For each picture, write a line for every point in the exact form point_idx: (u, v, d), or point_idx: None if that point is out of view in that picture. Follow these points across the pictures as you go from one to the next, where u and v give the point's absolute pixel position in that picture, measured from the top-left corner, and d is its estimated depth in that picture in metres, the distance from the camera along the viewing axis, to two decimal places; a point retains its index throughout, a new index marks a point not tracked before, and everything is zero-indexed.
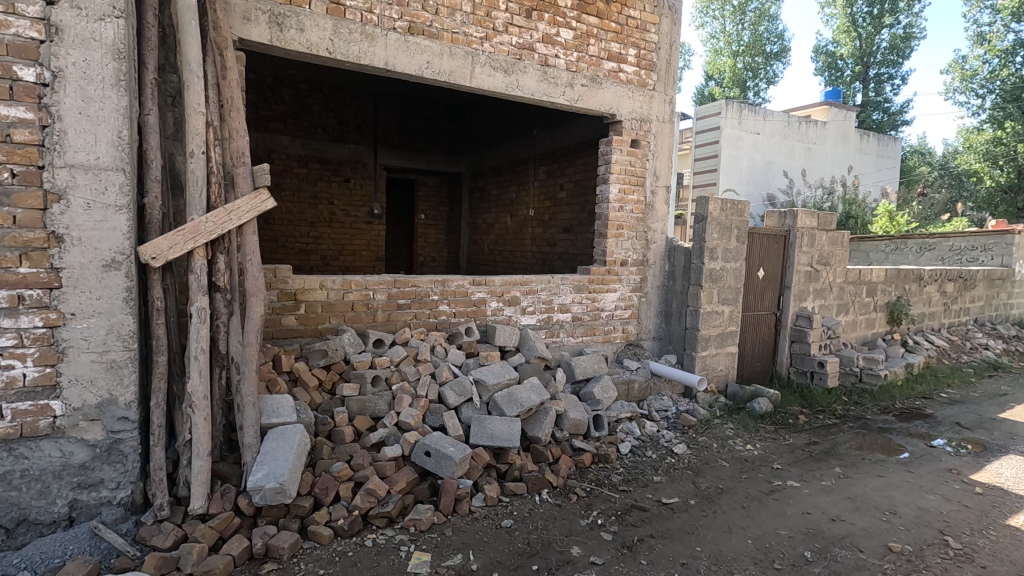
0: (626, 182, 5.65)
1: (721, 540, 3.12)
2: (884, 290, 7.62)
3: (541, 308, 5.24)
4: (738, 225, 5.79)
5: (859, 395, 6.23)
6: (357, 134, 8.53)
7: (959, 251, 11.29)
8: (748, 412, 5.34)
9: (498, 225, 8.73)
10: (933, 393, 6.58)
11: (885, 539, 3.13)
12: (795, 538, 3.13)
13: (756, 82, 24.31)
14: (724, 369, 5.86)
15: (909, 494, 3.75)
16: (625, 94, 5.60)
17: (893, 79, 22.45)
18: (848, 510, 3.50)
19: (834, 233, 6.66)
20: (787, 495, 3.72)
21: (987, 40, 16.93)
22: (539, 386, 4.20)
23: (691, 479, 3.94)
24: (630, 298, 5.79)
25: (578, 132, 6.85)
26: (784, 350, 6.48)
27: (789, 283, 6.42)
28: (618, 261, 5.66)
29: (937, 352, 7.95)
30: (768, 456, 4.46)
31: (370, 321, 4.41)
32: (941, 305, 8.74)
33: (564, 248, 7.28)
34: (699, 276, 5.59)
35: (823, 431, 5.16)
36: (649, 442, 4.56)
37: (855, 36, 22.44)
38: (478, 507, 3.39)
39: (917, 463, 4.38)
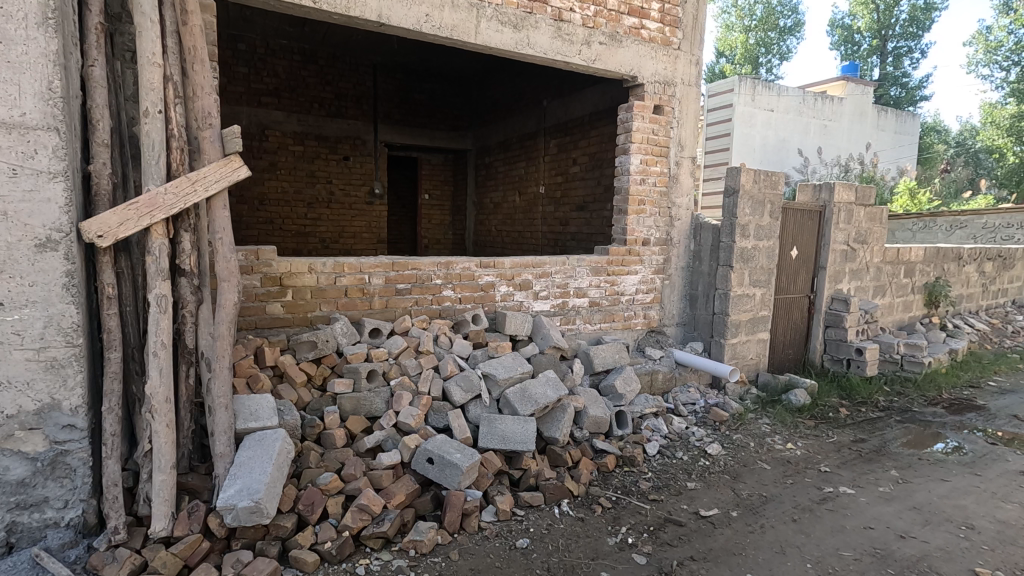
0: (648, 152, 5.11)
1: (774, 563, 2.65)
2: (922, 270, 7.05)
3: (555, 293, 4.75)
4: (771, 199, 5.24)
5: (901, 384, 5.72)
6: (356, 108, 7.98)
7: (992, 229, 10.62)
8: (784, 405, 4.85)
9: (506, 204, 8.20)
10: (980, 380, 6.06)
11: (968, 563, 2.66)
12: (862, 562, 2.66)
13: (770, 57, 23.38)
14: (755, 357, 5.37)
15: (982, 504, 3.26)
16: (647, 54, 5.03)
17: (913, 53, 21.49)
18: (916, 524, 3.02)
19: (872, 208, 6.09)
20: (842, 505, 3.24)
21: (1014, 10, 16.01)
22: (555, 379, 3.74)
23: (730, 485, 3.48)
24: (653, 280, 5.29)
25: (593, 101, 6.30)
26: (818, 336, 5.97)
27: (824, 263, 5.87)
28: (639, 240, 5.15)
29: (977, 336, 7.39)
30: (813, 456, 3.98)
31: (366, 309, 3.94)
32: (979, 286, 8.14)
33: (577, 228, 6.78)
34: (729, 255, 5.07)
35: (869, 426, 4.67)
36: (678, 441, 4.09)
37: (873, 8, 21.48)
38: (489, 523, 2.96)
39: (981, 464, 3.89)
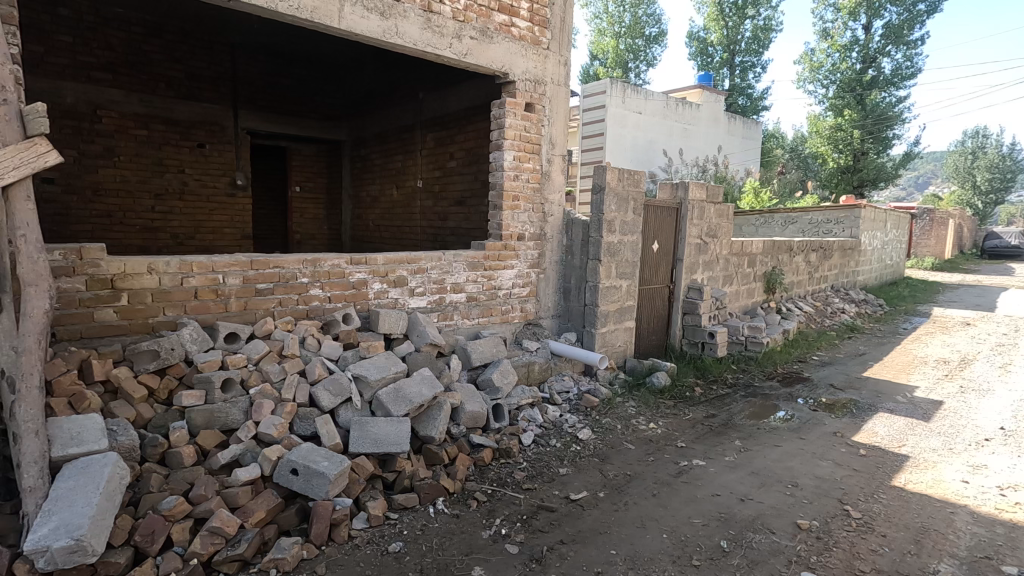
0: (521, 148, 5.22)
1: (636, 538, 2.84)
2: (762, 260, 7.96)
3: (431, 288, 4.67)
4: (635, 196, 5.60)
5: (746, 362, 6.42)
6: (213, 91, 7.24)
7: (816, 224, 12.29)
8: (648, 388, 5.24)
9: (384, 197, 7.95)
10: (806, 356, 7.01)
11: (793, 517, 3.04)
12: (709, 526, 2.95)
13: (638, 64, 25.04)
14: (623, 345, 5.72)
15: (805, 463, 3.76)
16: (518, 52, 5.13)
17: (755, 67, 24.18)
18: (754, 487, 3.41)
19: (721, 205, 6.74)
20: (695, 476, 3.56)
21: (831, 36, 18.68)
22: (430, 377, 3.69)
23: (598, 468, 3.68)
24: (529, 274, 5.42)
25: (469, 95, 6.29)
26: (677, 322, 6.52)
27: (681, 255, 6.41)
28: (514, 235, 5.25)
29: (805, 317, 8.51)
30: (671, 433, 4.34)
31: (221, 312, 3.59)
32: (806, 274, 9.39)
33: (456, 223, 6.76)
34: (597, 249, 5.35)
35: (719, 402, 5.20)
36: (552, 430, 4.25)
37: (723, 25, 23.80)
38: (360, 531, 2.86)
39: (805, 429, 4.49)
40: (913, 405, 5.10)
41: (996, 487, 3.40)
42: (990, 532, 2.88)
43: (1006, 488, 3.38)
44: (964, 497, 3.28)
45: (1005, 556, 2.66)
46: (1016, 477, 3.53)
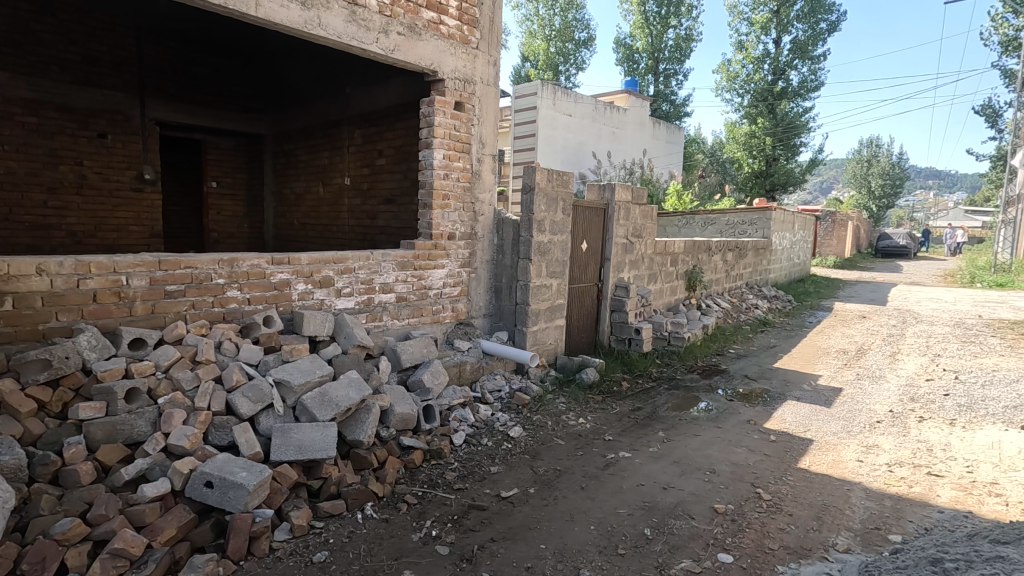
0: (451, 147, 5.18)
1: (564, 531, 2.91)
2: (684, 259, 8.36)
3: (359, 289, 4.55)
4: (563, 197, 5.71)
5: (669, 356, 6.72)
6: (115, 76, 6.66)
7: (733, 225, 13.05)
8: (577, 384, 5.36)
9: (309, 195, 7.66)
10: (724, 349, 7.44)
11: (711, 501, 3.21)
12: (634, 516, 3.06)
13: (568, 67, 25.55)
14: (553, 343, 5.83)
15: (722, 451, 3.98)
16: (447, 50, 5.09)
17: (677, 75, 25.33)
18: (675, 475, 3.57)
19: (645, 206, 7.01)
20: (622, 468, 3.69)
21: (745, 48, 19.89)
22: (358, 380, 3.59)
23: (529, 464, 3.72)
24: (459, 273, 5.40)
25: (398, 92, 6.17)
26: (605, 319, 6.72)
27: (608, 254, 6.61)
28: (444, 234, 5.21)
29: (723, 312, 9.02)
30: (599, 427, 4.47)
31: (125, 316, 3.32)
32: (724, 272, 9.95)
33: (385, 222, 6.62)
34: (527, 248, 5.41)
35: (644, 395, 5.42)
36: (484, 429, 4.27)
37: (648, 33, 24.75)
38: (282, 542, 2.75)
39: (722, 418, 4.76)
40: (816, 392, 5.53)
41: (885, 464, 3.75)
42: (880, 505, 3.18)
43: (893, 465, 3.74)
44: (858, 474, 3.60)
45: (893, 526, 2.94)
46: (902, 454, 3.92)
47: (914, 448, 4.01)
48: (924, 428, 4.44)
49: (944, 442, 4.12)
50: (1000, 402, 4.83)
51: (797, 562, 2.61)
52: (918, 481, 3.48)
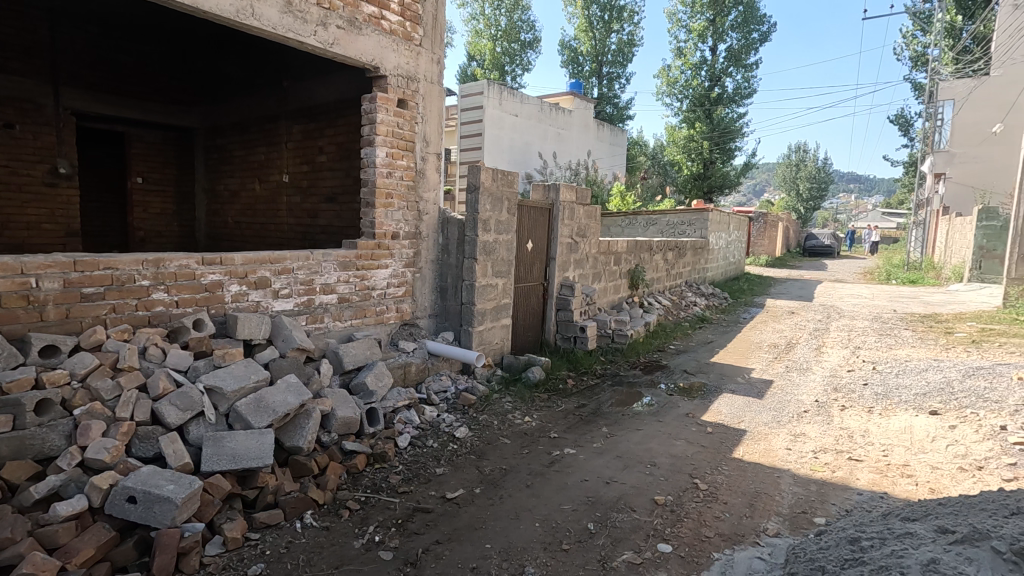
0: (394, 145, 5.09)
1: (510, 530, 2.91)
2: (627, 258, 8.57)
3: (298, 290, 4.39)
4: (508, 196, 5.73)
5: (613, 353, 6.87)
6: (23, 62, 6.04)
7: (673, 226, 13.50)
8: (523, 382, 5.39)
9: (245, 192, 7.33)
10: (665, 345, 7.68)
11: (651, 494, 3.31)
12: (578, 511, 3.11)
13: (513, 67, 25.68)
14: (500, 342, 5.84)
15: (662, 444, 4.11)
16: (389, 46, 5.00)
17: (620, 78, 25.95)
18: (618, 470, 3.66)
19: (589, 206, 7.13)
20: (566, 464, 3.74)
21: (684, 55, 20.61)
22: (297, 384, 3.47)
23: (474, 464, 3.71)
24: (404, 273, 5.31)
25: (339, 87, 6.00)
26: (551, 318, 6.80)
27: (554, 254, 6.69)
28: (388, 234, 5.11)
29: (664, 310, 9.32)
30: (545, 425, 4.52)
31: (35, 322, 3.07)
32: (664, 271, 10.28)
33: (326, 220, 6.43)
34: (473, 248, 5.39)
35: (589, 392, 5.52)
36: (429, 430, 4.22)
37: (592, 36, 25.22)
38: (214, 557, 2.62)
39: (662, 412, 4.92)
40: (750, 385, 5.80)
41: (811, 451, 3.98)
42: (806, 490, 3.37)
43: (818, 451, 3.97)
44: (787, 462, 3.80)
45: (817, 509, 3.13)
46: (826, 441, 4.17)
47: (837, 435, 4.28)
48: (845, 416, 4.75)
49: (863, 428, 4.42)
50: (912, 389, 5.23)
51: (731, 548, 2.73)
52: (840, 466, 3.72)
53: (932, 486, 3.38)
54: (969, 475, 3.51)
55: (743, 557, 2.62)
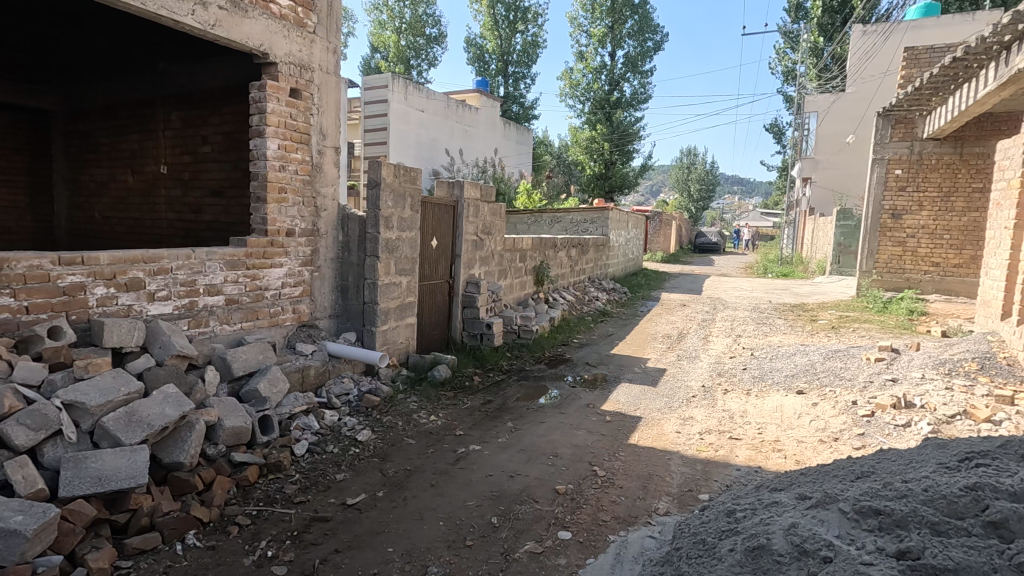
0: (286, 137, 4.82)
1: (413, 531, 2.87)
2: (532, 255, 8.74)
3: (179, 291, 4.02)
4: (411, 193, 5.63)
5: (519, 349, 6.99)
6: None
7: (576, 224, 13.97)
8: (429, 381, 5.34)
9: (115, 184, 6.60)
10: (569, 339, 7.94)
11: (553, 484, 3.41)
12: (482, 506, 3.13)
13: (419, 62, 25.27)
14: (405, 341, 5.74)
15: (564, 435, 4.25)
16: (278, 32, 4.72)
17: (526, 79, 26.39)
18: (522, 462, 3.73)
19: (493, 204, 7.19)
20: (471, 461, 3.75)
21: (585, 59, 21.36)
22: (177, 395, 3.19)
23: (377, 468, 3.62)
24: (301, 272, 5.05)
25: (223, 73, 5.55)
26: (457, 315, 6.78)
27: (459, 251, 6.68)
28: (282, 230, 4.83)
29: (568, 305, 9.63)
30: (451, 423, 4.50)
31: None
32: (568, 267, 10.61)
33: (212, 216, 5.95)
34: (375, 246, 5.24)
35: (495, 388, 5.58)
36: (330, 435, 4.06)
37: (497, 35, 25.41)
38: None
39: (565, 404, 5.08)
40: (645, 374, 6.15)
41: (698, 433, 4.30)
42: (693, 470, 3.64)
43: (704, 433, 4.30)
44: (677, 444, 4.08)
45: (702, 486, 3.38)
46: (711, 422, 4.52)
47: (720, 417, 4.66)
48: (728, 399, 5.18)
49: (742, 409, 4.85)
50: (783, 372, 5.81)
51: (626, 529, 2.89)
52: (722, 445, 4.05)
53: (797, 457, 3.78)
54: (827, 446, 3.97)
55: (636, 537, 2.77)
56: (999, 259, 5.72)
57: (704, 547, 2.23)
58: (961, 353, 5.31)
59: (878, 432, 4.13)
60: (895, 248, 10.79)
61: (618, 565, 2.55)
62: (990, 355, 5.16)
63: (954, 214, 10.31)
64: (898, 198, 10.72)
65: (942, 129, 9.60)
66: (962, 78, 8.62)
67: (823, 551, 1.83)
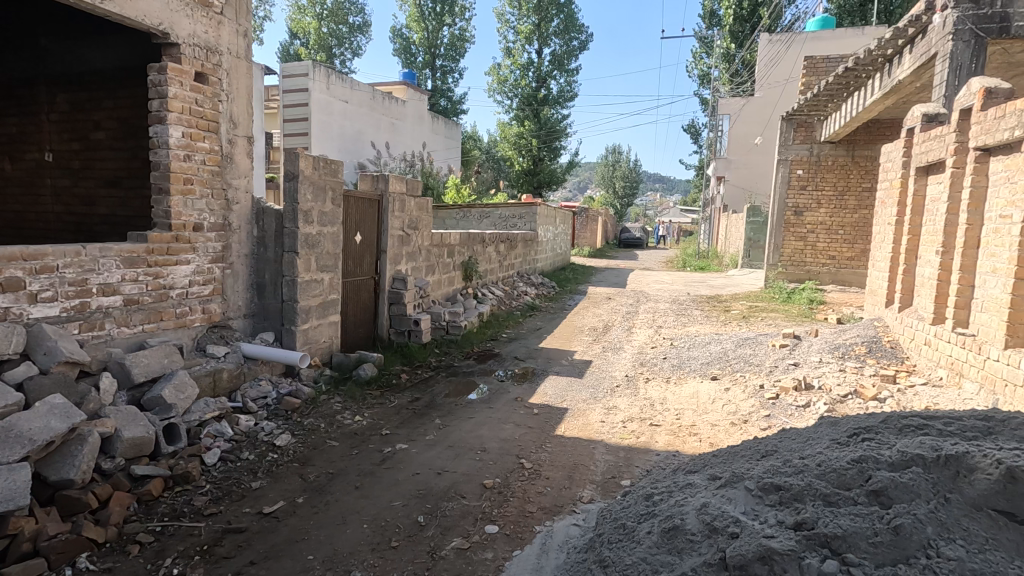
0: (192, 124, 4.49)
1: (335, 536, 2.78)
2: (460, 251, 8.68)
3: (67, 292, 3.65)
4: (332, 186, 5.42)
5: (448, 345, 6.92)
6: None
7: (505, 219, 14.03)
8: (354, 381, 5.17)
9: None
10: (498, 334, 7.97)
11: (481, 478, 3.41)
12: (408, 505, 3.08)
13: (342, 50, 24.40)
14: (328, 340, 5.53)
15: (492, 429, 4.26)
16: (181, 10, 4.38)
17: (454, 72, 26.13)
18: (450, 459, 3.70)
19: (419, 198, 7.07)
20: (397, 460, 3.68)
21: (512, 55, 21.46)
22: (65, 405, 2.90)
23: (297, 473, 3.46)
24: (211, 270, 4.73)
25: (118, 52, 5.08)
26: (384, 312, 6.62)
27: (384, 246, 6.51)
28: (188, 225, 4.50)
29: (497, 300, 9.66)
30: (377, 423, 4.39)
31: None
32: (497, 262, 10.64)
33: (109, 209, 5.45)
34: (293, 241, 5.00)
35: (423, 385, 5.50)
36: (245, 441, 3.84)
37: (424, 27, 24.99)
38: None
39: (494, 399, 5.10)
40: (572, 366, 6.29)
41: (621, 421, 4.45)
42: (616, 457, 3.76)
43: (626, 421, 4.45)
44: (601, 433, 4.20)
45: (624, 473, 3.50)
46: (633, 411, 4.69)
47: (642, 405, 4.84)
48: (649, 388, 5.39)
49: (662, 397, 5.07)
50: (700, 360, 6.12)
51: (551, 519, 2.94)
52: (643, 432, 4.21)
53: (711, 440, 4.00)
54: (738, 429, 4.23)
55: (561, 526, 2.82)
56: (883, 253, 6.33)
57: (624, 531, 2.30)
58: (852, 338, 5.83)
59: (782, 413, 4.46)
60: (797, 242, 11.66)
61: (543, 554, 2.58)
62: (877, 339, 5.70)
63: (847, 211, 11.28)
64: (800, 196, 11.57)
65: (837, 132, 10.46)
66: (853, 87, 9.43)
67: (731, 527, 1.94)
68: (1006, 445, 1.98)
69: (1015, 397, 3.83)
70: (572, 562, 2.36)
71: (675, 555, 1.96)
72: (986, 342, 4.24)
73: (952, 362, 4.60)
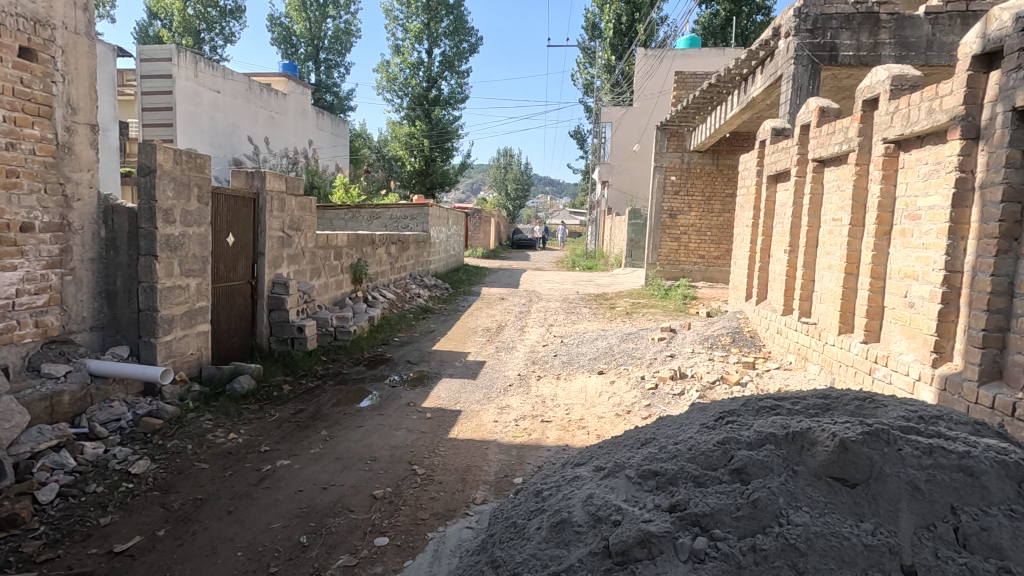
0: (16, 107, 3.85)
1: (203, 569, 2.51)
2: (348, 253, 8.31)
3: None
4: (198, 182, 4.93)
5: (335, 351, 6.59)
6: None
7: (396, 220, 13.69)
8: (228, 395, 4.74)
9: None
10: (389, 338, 7.74)
11: (370, 489, 3.27)
12: (289, 526, 2.87)
13: (211, 36, 22.42)
14: (196, 352, 5.01)
15: (382, 437, 4.11)
16: None
17: (340, 67, 25.08)
18: (336, 472, 3.51)
19: (301, 197, 6.68)
20: (277, 478, 3.42)
21: (402, 53, 21.10)
22: None
23: (158, 502, 3.10)
24: (46, 277, 4.08)
25: None
26: (263, 319, 6.14)
27: (262, 249, 6.05)
28: (14, 225, 3.84)
29: (389, 303, 9.39)
30: (255, 439, 4.06)
31: None
32: (388, 264, 10.34)
33: None
34: (151, 243, 4.47)
35: (308, 396, 5.18)
36: (92, 472, 3.37)
37: (305, 17, 23.66)
38: None
39: (385, 405, 4.93)
40: (466, 368, 6.28)
41: (514, 420, 4.51)
42: (508, 455, 3.80)
43: (519, 419, 4.52)
44: (495, 433, 4.22)
45: (516, 471, 3.54)
46: (525, 409, 4.77)
47: (534, 403, 4.94)
48: (541, 385, 5.52)
49: (553, 393, 5.22)
50: (588, 355, 6.39)
51: (444, 524, 2.89)
52: (535, 429, 4.30)
53: (598, 432, 4.19)
54: (622, 419, 4.47)
55: (454, 530, 2.78)
56: (743, 251, 7.04)
57: (515, 529, 2.32)
58: (719, 329, 6.41)
59: (660, 401, 4.79)
60: (672, 243, 12.60)
61: (435, 561, 2.52)
62: (739, 330, 6.31)
63: (713, 214, 12.42)
64: (674, 201, 12.53)
65: (704, 142, 11.49)
66: (716, 101, 10.39)
67: (614, 515, 2.03)
68: (839, 420, 2.26)
69: (848, 375, 4.41)
70: (464, 565, 2.33)
71: (563, 548, 2.02)
72: (824, 329, 4.84)
73: (799, 348, 5.21)
